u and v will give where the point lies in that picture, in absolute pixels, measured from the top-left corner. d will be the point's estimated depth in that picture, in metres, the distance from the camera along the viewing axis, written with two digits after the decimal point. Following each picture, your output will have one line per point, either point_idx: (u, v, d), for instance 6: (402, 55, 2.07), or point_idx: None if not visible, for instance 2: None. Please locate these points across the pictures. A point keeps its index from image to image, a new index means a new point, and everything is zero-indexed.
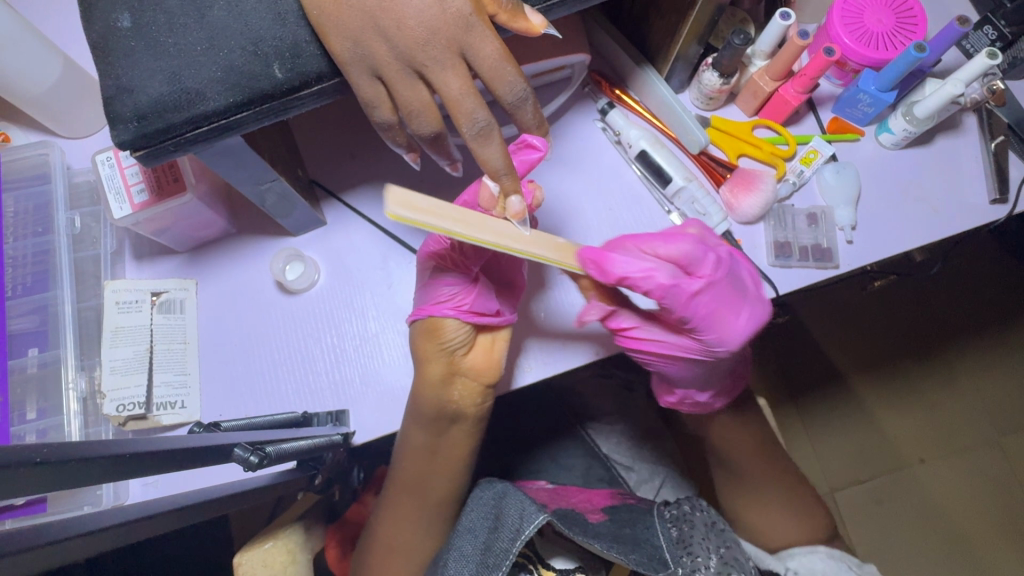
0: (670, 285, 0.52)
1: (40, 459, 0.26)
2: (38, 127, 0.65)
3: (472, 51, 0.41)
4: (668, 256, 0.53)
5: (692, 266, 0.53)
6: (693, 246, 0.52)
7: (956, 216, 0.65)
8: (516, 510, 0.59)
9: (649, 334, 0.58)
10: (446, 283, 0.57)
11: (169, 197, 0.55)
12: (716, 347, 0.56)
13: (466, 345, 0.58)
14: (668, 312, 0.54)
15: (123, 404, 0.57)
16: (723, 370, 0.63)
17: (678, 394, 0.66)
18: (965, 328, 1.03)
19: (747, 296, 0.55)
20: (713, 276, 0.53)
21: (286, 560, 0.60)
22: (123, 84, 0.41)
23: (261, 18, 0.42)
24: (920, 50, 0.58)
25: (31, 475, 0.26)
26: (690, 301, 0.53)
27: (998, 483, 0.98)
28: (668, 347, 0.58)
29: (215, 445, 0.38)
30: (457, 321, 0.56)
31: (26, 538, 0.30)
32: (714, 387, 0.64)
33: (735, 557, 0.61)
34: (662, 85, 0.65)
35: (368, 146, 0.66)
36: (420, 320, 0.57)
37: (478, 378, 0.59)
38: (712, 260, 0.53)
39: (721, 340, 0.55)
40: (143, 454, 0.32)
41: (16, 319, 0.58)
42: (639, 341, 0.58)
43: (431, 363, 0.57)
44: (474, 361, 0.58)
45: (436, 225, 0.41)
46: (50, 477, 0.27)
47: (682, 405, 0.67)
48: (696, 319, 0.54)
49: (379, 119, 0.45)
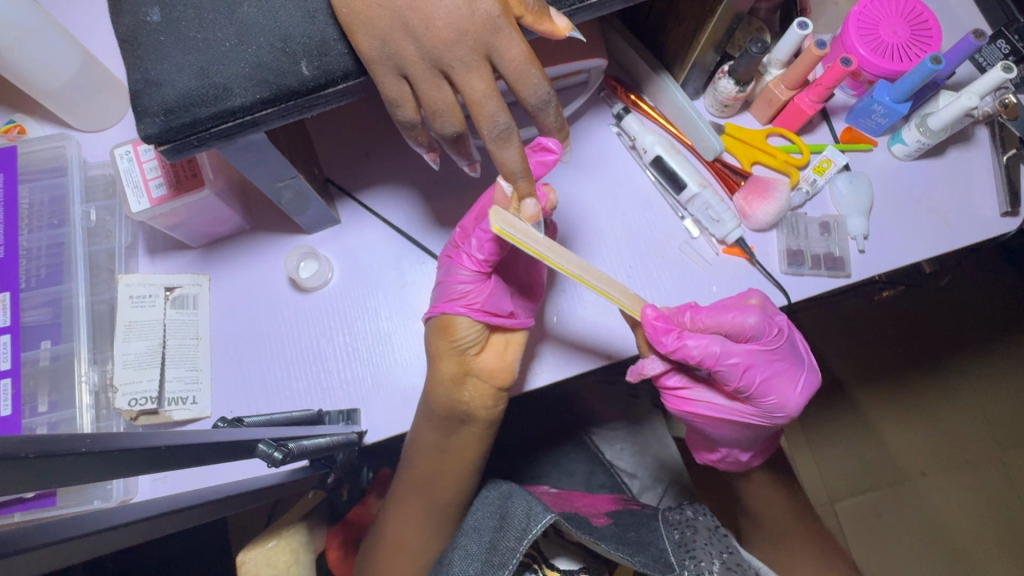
0: (721, 353, 0.53)
1: (84, 447, 0.26)
2: (55, 120, 0.65)
3: (499, 53, 0.42)
4: (735, 326, 0.55)
5: (752, 336, 0.54)
6: (757, 317, 0.54)
7: (966, 228, 0.65)
8: (522, 511, 0.59)
9: (701, 397, 0.58)
10: (461, 281, 0.57)
11: (187, 192, 0.55)
12: (775, 413, 0.56)
13: (478, 344, 0.57)
14: (727, 376, 0.54)
15: (135, 398, 0.57)
16: (768, 435, 0.62)
17: (720, 453, 0.64)
18: (968, 341, 1.03)
19: (801, 368, 0.56)
20: (772, 348, 0.55)
21: (290, 558, 0.59)
22: (151, 78, 0.42)
23: (290, 16, 0.42)
24: (936, 63, 0.58)
25: (73, 464, 0.26)
26: (746, 369, 0.54)
27: (1001, 498, 0.98)
28: (718, 411, 0.57)
29: (240, 440, 0.38)
30: (469, 319, 0.56)
31: (58, 529, 0.30)
32: (759, 449, 0.63)
33: (737, 563, 0.60)
34: (678, 92, 0.65)
35: (382, 145, 0.66)
36: (434, 316, 0.58)
37: (490, 380, 0.58)
38: (774, 329, 0.55)
39: (779, 404, 0.55)
40: (170, 448, 0.32)
41: (29, 312, 0.57)
42: (690, 403, 0.58)
43: (445, 361, 0.57)
44: (485, 362, 0.58)
45: (529, 245, 0.45)
46: (91, 467, 0.27)
47: (720, 464, 0.66)
48: (755, 387, 0.54)
49: (402, 119, 0.45)
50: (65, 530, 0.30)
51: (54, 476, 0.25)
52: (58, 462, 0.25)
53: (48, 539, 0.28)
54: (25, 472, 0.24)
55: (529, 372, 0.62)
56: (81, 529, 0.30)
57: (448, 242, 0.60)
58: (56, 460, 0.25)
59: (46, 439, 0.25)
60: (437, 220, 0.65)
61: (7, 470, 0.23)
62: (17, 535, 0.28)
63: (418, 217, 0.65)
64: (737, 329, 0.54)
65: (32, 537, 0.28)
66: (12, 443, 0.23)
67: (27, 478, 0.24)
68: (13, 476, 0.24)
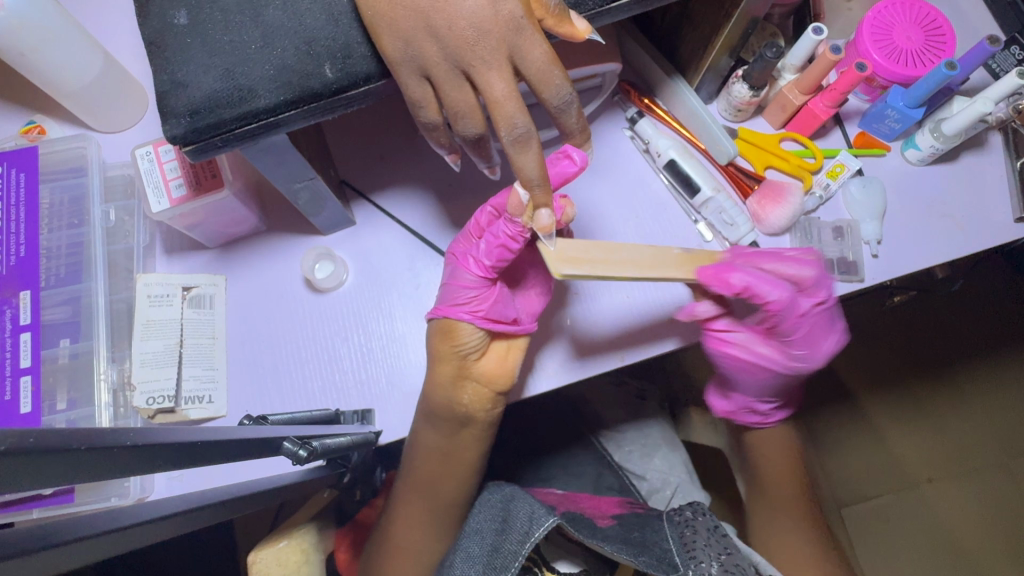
0: (790, 299, 0.55)
1: (129, 441, 0.27)
2: (74, 121, 0.66)
3: (521, 55, 0.42)
4: (793, 275, 0.57)
5: (811, 287, 0.57)
6: (813, 270, 0.57)
7: (980, 234, 0.65)
8: (525, 514, 0.58)
9: (739, 342, 0.60)
10: (467, 286, 0.57)
11: (207, 193, 0.56)
12: (806, 363, 0.59)
13: (479, 350, 0.58)
14: (772, 321, 0.57)
15: (152, 397, 0.57)
16: (789, 385, 0.66)
17: (735, 401, 0.68)
18: (976, 347, 1.03)
19: (837, 325, 0.59)
20: (823, 301, 0.57)
21: (300, 559, 0.60)
22: (178, 79, 0.42)
23: (315, 19, 0.43)
24: (951, 69, 0.58)
25: (118, 456, 0.26)
26: (801, 316, 0.56)
27: (1009, 506, 0.97)
28: (759, 359, 0.60)
29: (266, 438, 0.39)
30: (473, 326, 0.56)
31: (101, 520, 0.30)
32: (774, 397, 0.67)
33: (735, 563, 0.59)
34: (692, 95, 0.65)
35: (397, 148, 0.67)
36: (436, 319, 0.58)
37: (489, 385, 0.59)
38: (827, 284, 0.57)
39: (810, 355, 0.58)
40: (204, 444, 0.32)
41: (48, 310, 0.58)
42: (728, 345, 0.60)
43: (446, 364, 0.57)
44: (486, 366, 0.58)
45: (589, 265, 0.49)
46: (134, 462, 0.27)
47: (737, 414, 0.69)
48: (800, 334, 0.58)
49: (424, 120, 0.45)
50: (107, 522, 0.30)
51: (99, 469, 0.26)
52: (106, 454, 0.26)
53: (95, 530, 0.29)
54: (74, 465, 0.25)
55: (541, 374, 0.62)
56: (125, 520, 0.31)
57: (454, 244, 0.59)
58: (104, 452, 0.26)
59: (88, 433, 0.25)
60: (451, 221, 0.65)
61: (56, 460, 0.24)
62: (63, 524, 0.28)
63: (432, 218, 0.65)
64: (794, 280, 0.56)
65: (76, 526, 0.28)
66: (65, 434, 0.24)
67: (78, 471, 0.25)
68: (61, 471, 0.24)
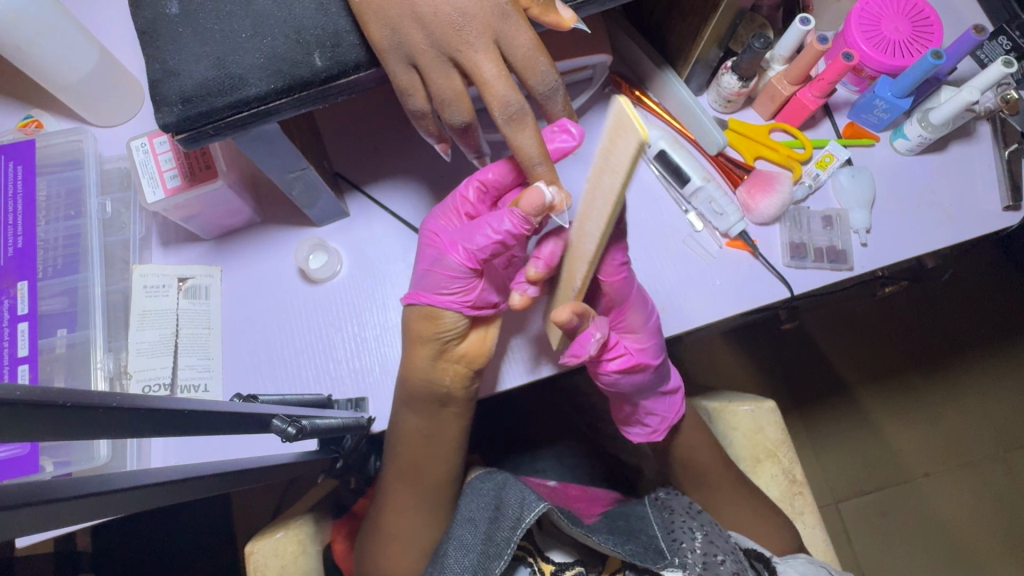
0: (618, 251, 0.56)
1: (115, 403, 0.28)
2: (71, 116, 0.66)
3: (507, 40, 0.43)
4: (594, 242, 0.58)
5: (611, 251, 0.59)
6: None
7: (968, 222, 0.66)
8: (516, 500, 0.59)
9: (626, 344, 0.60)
10: (450, 276, 0.56)
11: (200, 183, 0.57)
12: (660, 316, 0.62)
13: (459, 334, 0.58)
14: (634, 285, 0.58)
15: (148, 384, 0.59)
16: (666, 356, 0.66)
17: (653, 416, 0.66)
18: (972, 341, 1.04)
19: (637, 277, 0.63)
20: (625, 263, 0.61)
21: (297, 550, 0.61)
22: (169, 67, 0.43)
23: (305, 8, 0.44)
24: (937, 58, 0.59)
25: (106, 417, 0.27)
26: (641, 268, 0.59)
27: (1003, 498, 0.99)
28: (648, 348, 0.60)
29: (255, 415, 0.40)
30: (459, 314, 0.57)
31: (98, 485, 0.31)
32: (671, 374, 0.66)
33: (716, 536, 0.61)
34: (681, 86, 0.66)
35: (390, 141, 0.68)
36: (417, 305, 0.57)
37: (469, 364, 0.59)
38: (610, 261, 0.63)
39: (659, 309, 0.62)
40: (189, 415, 0.32)
41: (45, 300, 0.59)
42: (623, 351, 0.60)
43: (422, 345, 0.58)
44: (465, 348, 0.59)
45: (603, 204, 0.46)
46: (124, 423, 0.28)
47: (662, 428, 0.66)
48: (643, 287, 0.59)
49: (413, 107, 0.46)
50: (100, 485, 0.31)
51: (91, 429, 0.27)
52: (92, 414, 0.26)
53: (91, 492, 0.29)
54: (63, 420, 0.26)
55: (534, 362, 0.64)
56: (119, 486, 0.32)
57: (432, 222, 0.59)
58: (89, 412, 0.26)
59: (79, 392, 0.26)
60: None
61: (45, 415, 0.25)
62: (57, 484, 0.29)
63: (424, 210, 0.66)
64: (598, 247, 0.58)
65: (70, 487, 0.29)
66: (50, 390, 0.25)
67: (69, 428, 0.26)
68: (48, 424, 0.25)
